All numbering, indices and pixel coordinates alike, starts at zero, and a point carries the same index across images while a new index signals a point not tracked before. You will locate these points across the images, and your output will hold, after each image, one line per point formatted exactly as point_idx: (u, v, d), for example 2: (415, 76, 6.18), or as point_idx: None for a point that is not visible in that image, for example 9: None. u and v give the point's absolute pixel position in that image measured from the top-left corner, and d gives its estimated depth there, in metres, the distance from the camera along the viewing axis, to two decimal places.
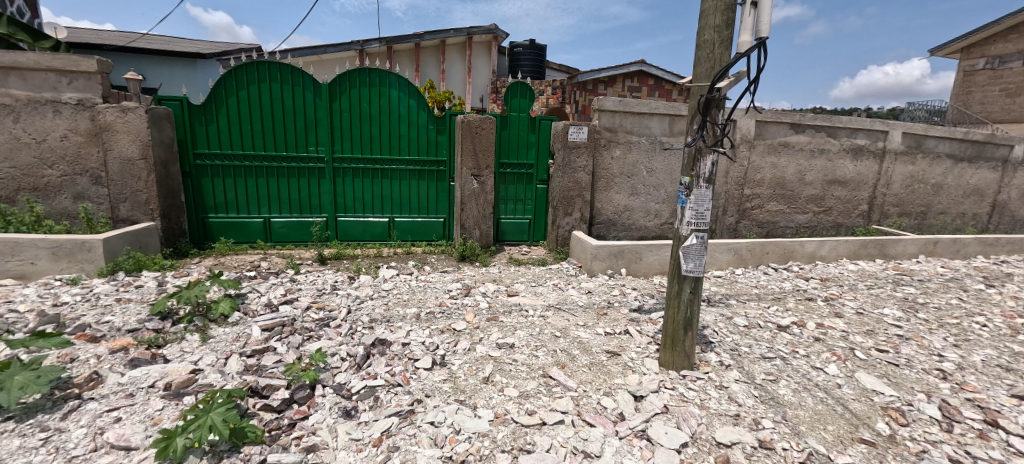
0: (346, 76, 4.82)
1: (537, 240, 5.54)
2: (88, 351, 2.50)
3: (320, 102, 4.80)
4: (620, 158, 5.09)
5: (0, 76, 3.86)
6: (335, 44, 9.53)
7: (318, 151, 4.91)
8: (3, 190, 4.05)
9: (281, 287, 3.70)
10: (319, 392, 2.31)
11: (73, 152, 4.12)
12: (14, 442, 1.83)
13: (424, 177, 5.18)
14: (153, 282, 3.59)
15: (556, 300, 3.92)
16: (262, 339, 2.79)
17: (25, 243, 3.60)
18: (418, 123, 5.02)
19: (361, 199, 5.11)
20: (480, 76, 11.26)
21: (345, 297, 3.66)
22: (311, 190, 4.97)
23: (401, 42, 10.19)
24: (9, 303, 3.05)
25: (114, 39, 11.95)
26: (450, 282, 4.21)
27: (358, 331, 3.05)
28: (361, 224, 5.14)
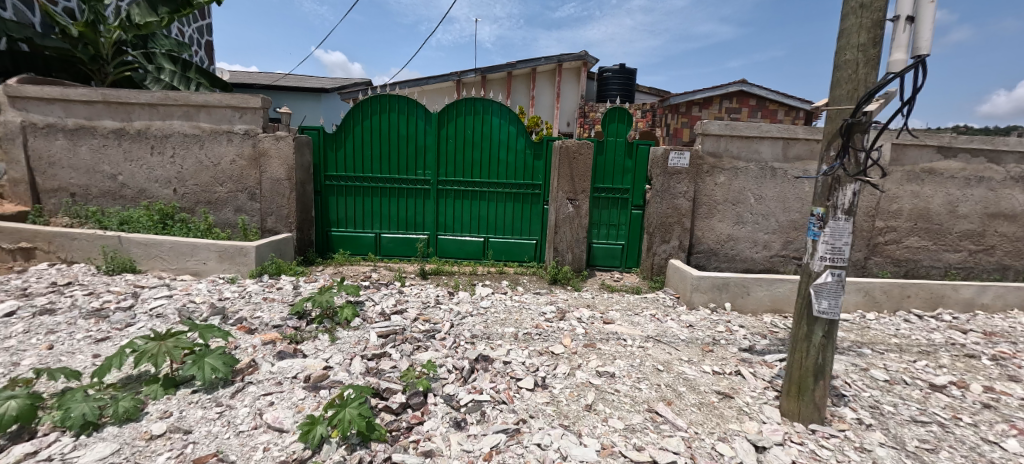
0: (454, 106, 5.19)
1: (630, 267, 5.36)
2: (247, 341, 2.95)
3: (429, 130, 5.22)
4: (725, 184, 4.78)
5: (194, 113, 4.79)
6: (435, 76, 10.38)
7: (425, 174, 5.32)
8: (187, 202, 4.97)
9: (391, 297, 4.02)
10: (431, 400, 2.46)
11: (238, 173, 4.92)
12: (199, 412, 2.23)
13: (519, 200, 5.33)
14: (290, 285, 4.12)
15: (655, 332, 3.73)
16: (378, 344, 3.04)
17: (201, 247, 4.35)
18: (516, 148, 5.22)
19: (460, 219, 5.40)
20: (569, 101, 11.40)
21: (448, 311, 3.85)
22: (416, 209, 5.39)
23: (494, 72, 10.76)
24: (188, 295, 3.71)
25: (262, 79, 14.27)
26: (544, 305, 4.23)
27: (461, 345, 3.19)
28: (459, 243, 5.42)
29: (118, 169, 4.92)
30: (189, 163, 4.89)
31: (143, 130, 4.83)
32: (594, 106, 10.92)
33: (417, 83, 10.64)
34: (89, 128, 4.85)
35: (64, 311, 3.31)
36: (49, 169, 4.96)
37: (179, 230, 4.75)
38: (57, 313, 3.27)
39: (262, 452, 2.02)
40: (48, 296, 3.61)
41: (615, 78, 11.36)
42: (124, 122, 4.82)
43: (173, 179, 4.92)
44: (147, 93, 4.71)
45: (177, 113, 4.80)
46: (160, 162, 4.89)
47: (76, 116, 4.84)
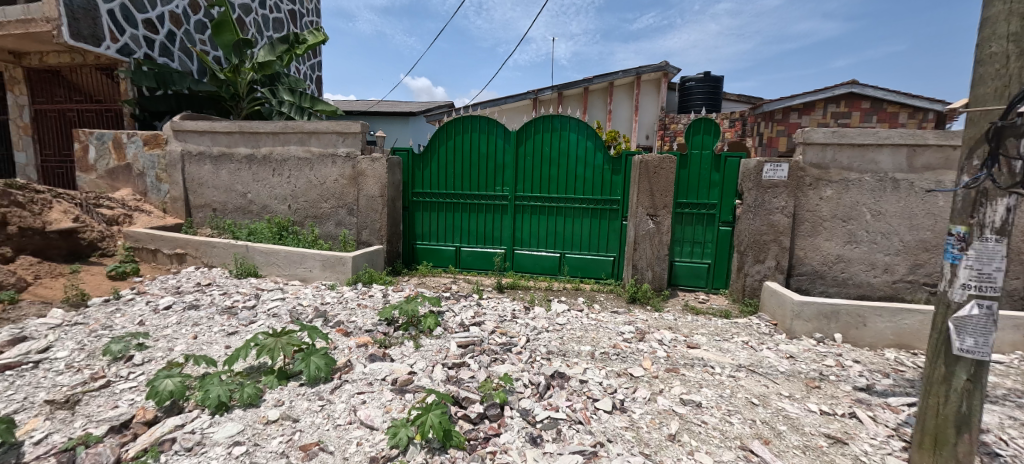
0: (532, 123, 5.32)
1: (717, 288, 5.04)
2: (345, 343, 3.26)
3: (507, 148, 5.39)
4: (832, 198, 4.33)
5: (307, 139, 5.45)
6: (512, 95, 10.75)
7: (503, 190, 5.49)
8: (299, 216, 5.62)
9: (471, 309, 4.17)
10: (507, 413, 2.51)
11: (340, 190, 5.46)
12: (305, 404, 2.50)
13: (596, 216, 5.28)
14: (380, 293, 4.45)
15: (749, 361, 3.45)
16: (459, 354, 3.18)
17: (308, 257, 4.88)
18: (594, 163, 5.20)
19: (536, 234, 5.48)
20: (648, 113, 11.08)
21: (524, 325, 3.91)
22: (495, 224, 5.57)
23: (571, 88, 10.84)
24: (298, 298, 4.18)
25: (360, 106, 15.79)
26: (623, 324, 4.11)
27: (537, 360, 3.22)
28: (535, 258, 5.49)
29: (247, 189, 5.72)
30: (301, 183, 5.54)
31: (266, 154, 5.58)
32: (676, 118, 10.50)
33: (496, 102, 11.08)
34: (228, 154, 5.73)
35: (204, 307, 3.92)
36: (198, 188, 5.92)
37: (291, 241, 5.38)
38: (199, 308, 3.87)
39: (355, 446, 2.23)
40: (193, 293, 4.28)
41: (698, 87, 10.90)
42: (253, 148, 5.62)
43: (288, 196, 5.61)
44: (271, 123, 5.45)
45: (293, 140, 5.48)
46: (279, 181, 5.60)
47: (218, 144, 5.75)
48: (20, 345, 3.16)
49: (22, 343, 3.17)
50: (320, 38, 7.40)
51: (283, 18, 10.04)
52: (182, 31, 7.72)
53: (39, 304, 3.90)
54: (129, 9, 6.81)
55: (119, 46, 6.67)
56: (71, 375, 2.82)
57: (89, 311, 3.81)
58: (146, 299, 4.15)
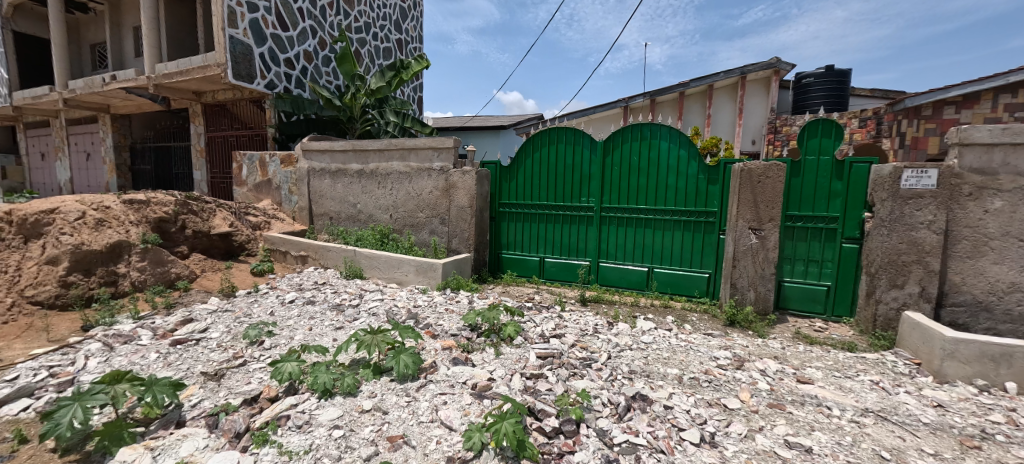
0: (620, 132, 5.27)
1: (838, 316, 4.50)
2: (432, 345, 3.52)
3: (594, 158, 5.39)
4: (1003, 211, 3.65)
5: (408, 155, 5.97)
6: (602, 104, 10.71)
7: (589, 201, 5.49)
8: (399, 224, 6.15)
9: (552, 321, 4.23)
10: (584, 431, 2.56)
11: (433, 201, 5.86)
12: (394, 398, 2.78)
13: (690, 228, 5.04)
14: (466, 300, 4.72)
15: (878, 406, 3.04)
16: (537, 365, 3.27)
17: (405, 262, 5.32)
18: (687, 172, 4.97)
19: (622, 247, 5.38)
20: (755, 116, 10.18)
21: (606, 341, 3.88)
22: (580, 236, 5.58)
23: (665, 94, 10.43)
24: (394, 300, 4.61)
25: (454, 122, 16.87)
26: (717, 349, 3.85)
27: (618, 379, 3.19)
28: (620, 271, 5.39)
29: (357, 200, 6.44)
30: (401, 195, 6.08)
31: (374, 169, 6.24)
32: (789, 119, 9.76)
33: (584, 112, 11.14)
34: (343, 170, 6.52)
35: (319, 303, 4.50)
36: (319, 199, 6.78)
37: (392, 247, 5.92)
38: (315, 304, 4.46)
39: (435, 444, 2.42)
40: (311, 290, 4.94)
41: (818, 84, 9.89)
42: (363, 164, 6.32)
43: (390, 207, 6.19)
44: (379, 141, 6.10)
45: (396, 156, 6.06)
46: (383, 193, 6.21)
47: (336, 161, 6.58)
48: (188, 325, 3.93)
49: (188, 323, 3.93)
50: (424, 64, 8.09)
51: (391, 47, 11.15)
52: (312, 66, 9.01)
53: (202, 292, 4.80)
54: (275, 50, 8.20)
55: (267, 82, 8.03)
56: (220, 352, 3.44)
57: (236, 300, 4.60)
58: (275, 293, 4.88)
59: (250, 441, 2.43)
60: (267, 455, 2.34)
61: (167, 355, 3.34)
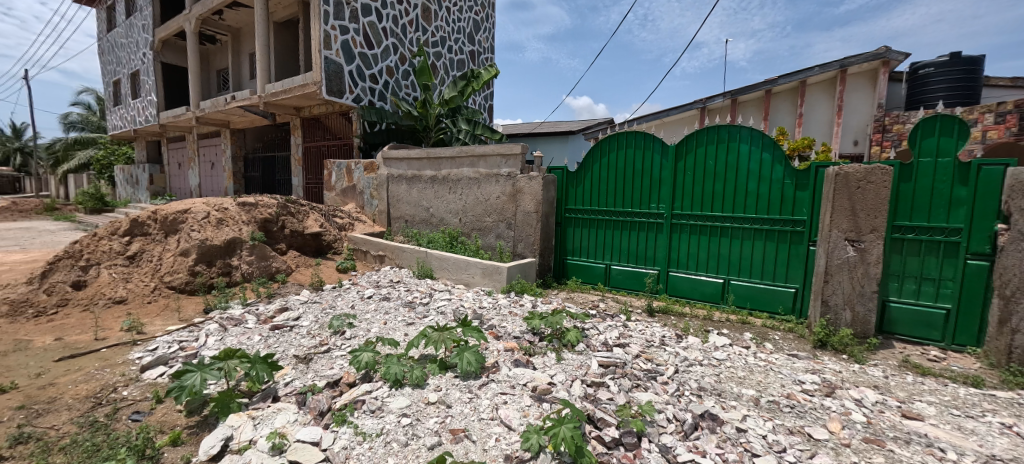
0: (695, 136, 5.10)
1: (958, 345, 3.95)
2: (495, 345, 3.68)
3: (665, 163, 5.26)
4: None
5: (477, 161, 6.24)
6: (677, 106, 10.38)
7: (659, 207, 5.35)
8: (469, 227, 6.44)
9: (616, 330, 4.19)
10: (646, 445, 2.56)
11: (501, 206, 6.05)
12: (458, 393, 2.96)
13: (773, 238, 4.72)
14: (530, 304, 4.83)
15: (1006, 452, 2.65)
16: (598, 373, 3.29)
17: (472, 264, 5.56)
18: (771, 177, 4.67)
19: (695, 256, 5.17)
20: (858, 113, 9.02)
21: (673, 354, 3.78)
22: (649, 243, 5.46)
23: (747, 93, 9.84)
24: (461, 300, 4.85)
25: (523, 128, 17.22)
26: (802, 372, 3.57)
27: (685, 395, 3.11)
28: (692, 282, 5.18)
29: (430, 204, 6.84)
30: (471, 200, 6.36)
31: (446, 175, 6.60)
32: (901, 116, 8.38)
33: (658, 115, 10.88)
34: (417, 176, 6.98)
35: (393, 299, 4.86)
36: (397, 203, 7.30)
37: (460, 249, 6.20)
38: (390, 300, 4.83)
39: (494, 440, 2.55)
40: (387, 287, 5.35)
41: (938, 75, 8.73)
42: (436, 171, 6.72)
43: (460, 211, 6.50)
44: (451, 149, 6.44)
45: (466, 163, 6.36)
46: (454, 198, 6.54)
47: (411, 168, 7.05)
48: (285, 313, 4.45)
49: (284, 311, 4.46)
50: (493, 72, 8.37)
51: (465, 58, 11.65)
52: (393, 80, 9.70)
53: (296, 285, 5.38)
54: (362, 67, 8.97)
55: (354, 97, 8.81)
56: (309, 339, 3.87)
57: (324, 293, 5.12)
58: (356, 289, 5.34)
59: (331, 420, 2.72)
60: (345, 434, 2.60)
61: (267, 338, 3.84)
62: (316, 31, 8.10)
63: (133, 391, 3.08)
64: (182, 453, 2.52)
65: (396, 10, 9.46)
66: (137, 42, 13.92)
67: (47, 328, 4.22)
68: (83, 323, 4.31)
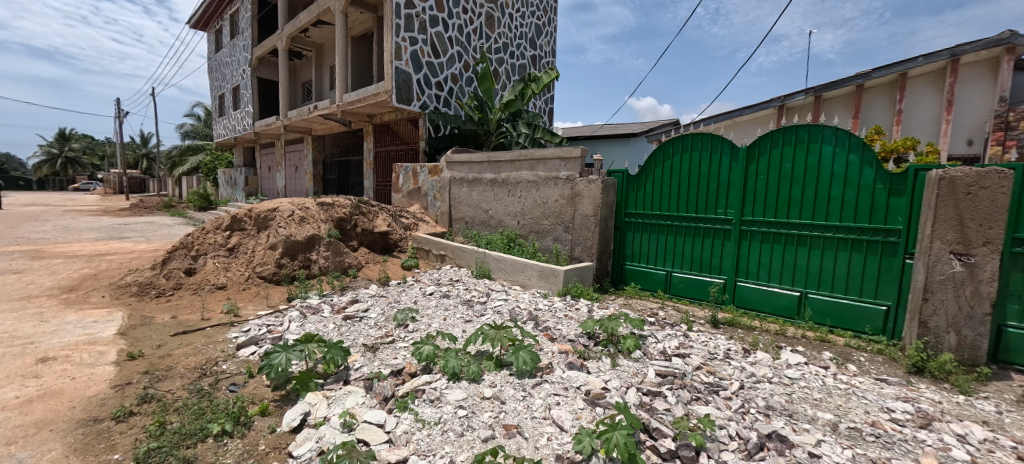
0: (769, 137, 4.82)
1: None
2: (549, 347, 3.73)
3: (735, 166, 5.02)
4: None
5: (537, 165, 6.34)
6: (750, 106, 9.88)
7: (726, 213, 5.11)
8: (526, 230, 6.54)
9: (676, 339, 4.07)
10: (704, 460, 2.51)
11: (559, 209, 6.09)
12: (512, 391, 3.06)
13: (859, 249, 4.29)
14: (586, 308, 4.82)
15: None
16: (655, 382, 3.24)
17: (529, 266, 5.64)
18: (858, 181, 4.27)
19: (767, 266, 4.86)
20: (974, 107, 7.97)
21: (738, 369, 3.60)
22: (714, 251, 5.22)
23: (836, 88, 9.01)
24: (517, 301, 4.96)
25: (584, 131, 17.16)
26: (891, 399, 3.24)
27: (750, 413, 2.97)
28: (763, 294, 4.88)
29: (490, 207, 7.05)
30: (529, 203, 6.46)
31: (506, 178, 6.75)
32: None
33: (729, 115, 10.42)
34: (478, 179, 7.21)
35: (453, 297, 5.08)
36: (458, 205, 7.59)
37: (517, 251, 6.32)
38: (449, 297, 5.06)
39: (546, 440, 2.61)
40: (447, 286, 5.59)
41: None
42: (496, 174, 6.91)
43: (519, 214, 6.62)
44: (511, 152, 6.59)
45: (526, 166, 6.48)
46: (513, 200, 6.68)
47: (473, 171, 7.31)
48: (355, 304, 4.82)
49: (355, 302, 4.84)
50: (553, 76, 8.44)
51: (526, 63, 11.84)
52: (457, 86, 10.10)
53: (365, 279, 5.78)
54: (429, 75, 9.43)
55: (421, 104, 9.28)
56: (376, 330, 4.16)
57: (390, 288, 5.46)
58: (419, 285, 5.64)
59: (395, 406, 2.93)
60: (406, 419, 2.78)
61: (340, 327, 4.18)
62: (388, 43, 8.66)
63: (230, 366, 3.50)
64: (269, 422, 2.84)
65: (461, 19, 9.86)
66: (237, 59, 15.65)
67: (165, 307, 4.92)
68: (191, 305, 4.96)
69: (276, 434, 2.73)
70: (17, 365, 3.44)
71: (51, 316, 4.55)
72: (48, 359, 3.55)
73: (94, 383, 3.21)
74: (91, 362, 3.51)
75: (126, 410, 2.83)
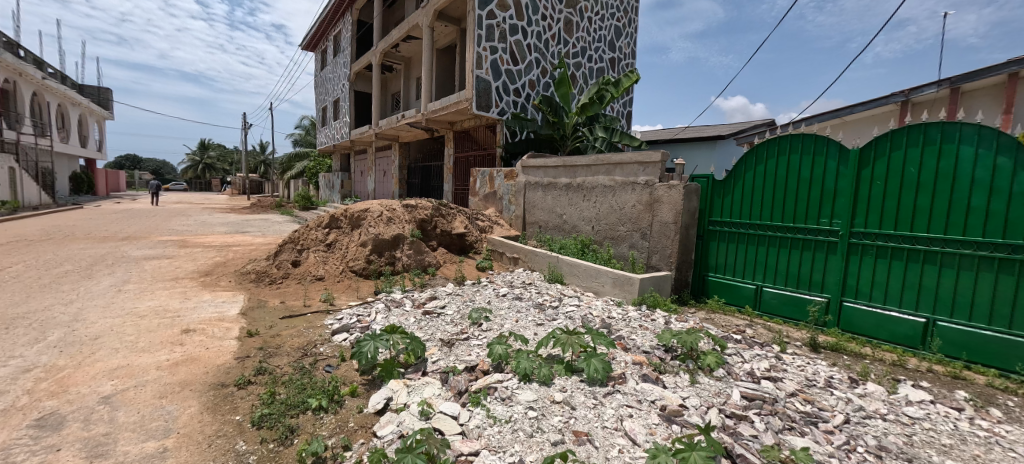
0: (888, 137, 4.22)
1: None
2: (622, 356, 3.66)
3: (843, 170, 4.49)
4: None
5: (614, 170, 6.26)
6: (863, 102, 8.92)
7: (832, 223, 4.58)
8: (601, 236, 6.46)
9: (766, 361, 3.75)
10: None
11: (636, 215, 5.94)
12: (583, 398, 3.05)
13: (1008, 271, 3.64)
14: (663, 319, 4.63)
15: None
16: (741, 404, 3.04)
17: (603, 273, 5.55)
18: (1009, 190, 3.63)
19: (881, 286, 4.26)
20: None
21: (839, 399, 3.22)
22: (815, 266, 4.71)
23: (979, 78, 7.58)
24: (590, 308, 4.91)
25: (666, 134, 16.54)
26: None
27: (856, 453, 2.65)
28: (875, 318, 4.28)
29: (564, 212, 7.07)
30: (604, 208, 6.38)
31: (582, 183, 6.74)
32: None
33: (836, 114, 9.50)
34: (554, 184, 7.27)
35: (525, 300, 5.17)
36: (532, 209, 7.71)
37: (591, 257, 6.25)
38: (522, 300, 5.16)
39: (617, 451, 2.57)
40: (520, 288, 5.71)
41: None
42: (572, 179, 6.93)
43: (594, 219, 6.57)
44: (588, 157, 6.57)
45: (602, 171, 6.42)
46: (588, 206, 6.64)
47: (548, 176, 7.40)
48: (434, 301, 5.11)
49: (434, 299, 5.14)
50: (634, 79, 8.34)
51: (605, 66, 11.70)
52: (534, 92, 10.27)
53: (443, 278, 6.09)
54: (507, 82, 9.70)
55: (499, 110, 9.58)
56: (453, 326, 4.38)
57: (465, 288, 5.70)
58: (492, 286, 5.82)
59: (468, 400, 3.06)
60: (478, 414, 2.90)
61: (420, 321, 4.46)
62: (470, 53, 9.06)
63: (327, 349, 3.90)
64: (357, 403, 3.12)
65: (540, 26, 10.04)
66: (338, 75, 17.31)
67: (275, 293, 5.60)
68: (296, 293, 5.60)
69: (363, 414, 2.99)
70: (167, 333, 4.13)
71: (191, 295, 5.40)
72: (190, 330, 4.22)
73: (222, 353, 3.76)
74: (220, 336, 4.11)
75: (246, 379, 3.28)
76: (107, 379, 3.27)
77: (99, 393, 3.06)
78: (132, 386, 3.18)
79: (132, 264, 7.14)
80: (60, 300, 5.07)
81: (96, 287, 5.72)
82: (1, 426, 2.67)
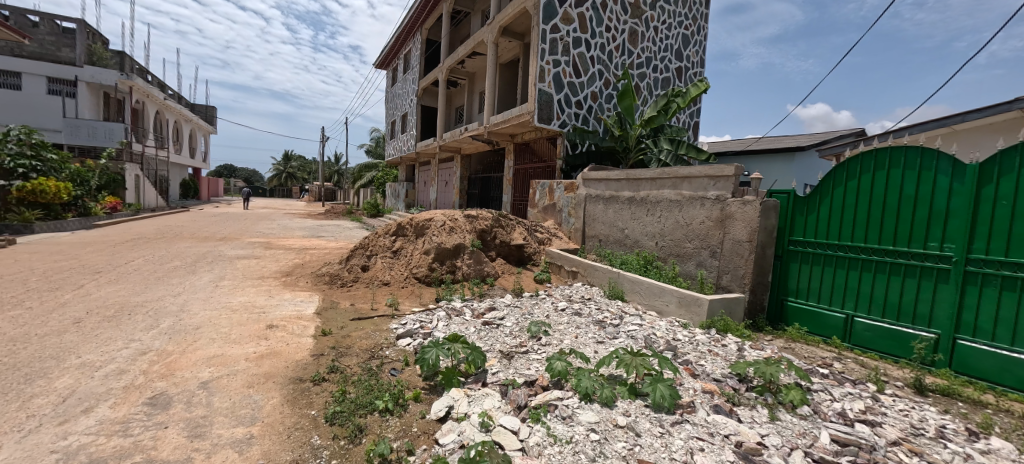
0: (1018, 150, 3.68)
1: None
2: (690, 383, 3.46)
3: (958, 188, 3.97)
4: None
5: (681, 184, 6.02)
6: (978, 109, 7.87)
7: (943, 247, 4.05)
8: (666, 252, 6.21)
9: (859, 401, 3.37)
10: None
11: (705, 232, 5.64)
12: (648, 425, 2.92)
13: None
14: (734, 346, 4.33)
15: None
16: (830, 449, 2.76)
17: (668, 292, 5.29)
18: None
19: (1007, 323, 3.70)
20: None
21: (952, 451, 2.82)
22: (920, 296, 4.18)
23: None
24: (653, 328, 4.71)
25: (737, 145, 15.66)
26: None
27: None
28: (998, 360, 3.72)
29: (626, 226, 6.89)
30: (669, 224, 6.14)
31: (646, 197, 6.54)
32: None
33: (943, 121, 8.49)
34: (616, 197, 7.13)
35: (585, 316, 5.07)
36: (593, 222, 7.60)
37: (655, 274, 6.02)
38: (581, 316, 5.06)
39: None
40: (579, 303, 5.63)
41: None
42: (635, 192, 6.76)
43: (658, 235, 6.34)
44: (654, 170, 6.38)
45: (668, 185, 6.20)
46: (652, 220, 6.43)
47: (611, 189, 7.27)
48: (493, 311, 5.17)
49: (492, 310, 5.19)
50: (702, 88, 8.03)
51: (671, 76, 11.35)
52: (597, 104, 10.18)
53: (501, 289, 6.14)
54: (570, 95, 9.71)
55: (561, 122, 9.60)
56: (511, 338, 4.40)
57: (524, 300, 5.71)
58: (551, 300, 5.79)
59: (528, 416, 3.04)
60: (539, 431, 2.86)
61: (479, 331, 4.53)
62: (534, 67, 9.19)
63: (392, 353, 4.07)
64: (420, 408, 3.21)
65: (604, 37, 9.98)
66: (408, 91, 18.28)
67: (346, 295, 5.95)
68: (365, 296, 5.91)
69: (426, 420, 3.07)
70: (254, 328, 4.53)
71: (274, 293, 5.89)
72: (273, 326, 4.59)
73: (300, 350, 4.04)
74: (298, 333, 4.43)
75: (320, 376, 3.50)
76: (205, 366, 3.63)
77: (198, 379, 3.40)
78: (226, 374, 3.52)
79: (226, 263, 7.93)
80: (169, 292, 5.74)
81: (198, 282, 6.41)
82: (123, 402, 3.05)
